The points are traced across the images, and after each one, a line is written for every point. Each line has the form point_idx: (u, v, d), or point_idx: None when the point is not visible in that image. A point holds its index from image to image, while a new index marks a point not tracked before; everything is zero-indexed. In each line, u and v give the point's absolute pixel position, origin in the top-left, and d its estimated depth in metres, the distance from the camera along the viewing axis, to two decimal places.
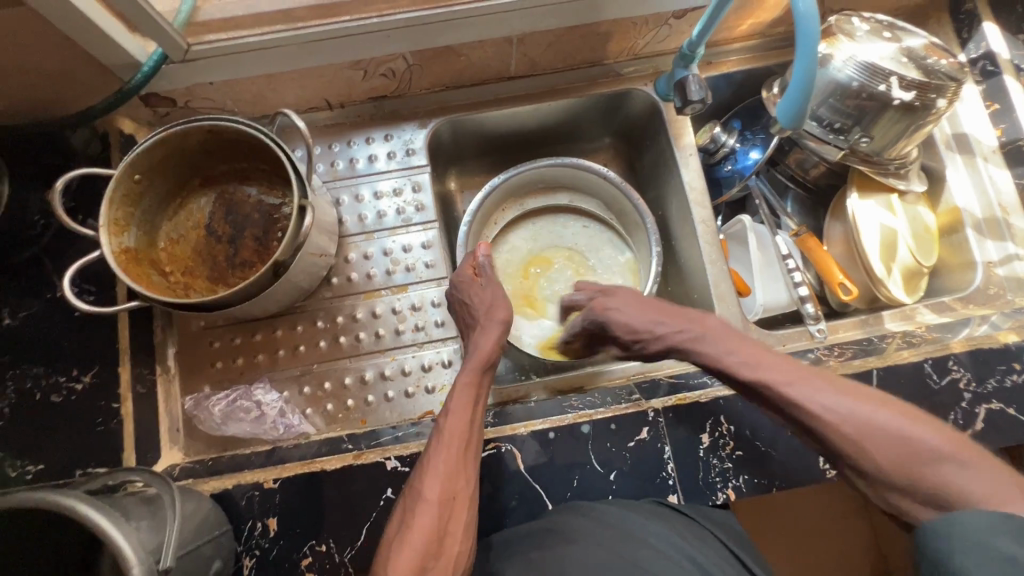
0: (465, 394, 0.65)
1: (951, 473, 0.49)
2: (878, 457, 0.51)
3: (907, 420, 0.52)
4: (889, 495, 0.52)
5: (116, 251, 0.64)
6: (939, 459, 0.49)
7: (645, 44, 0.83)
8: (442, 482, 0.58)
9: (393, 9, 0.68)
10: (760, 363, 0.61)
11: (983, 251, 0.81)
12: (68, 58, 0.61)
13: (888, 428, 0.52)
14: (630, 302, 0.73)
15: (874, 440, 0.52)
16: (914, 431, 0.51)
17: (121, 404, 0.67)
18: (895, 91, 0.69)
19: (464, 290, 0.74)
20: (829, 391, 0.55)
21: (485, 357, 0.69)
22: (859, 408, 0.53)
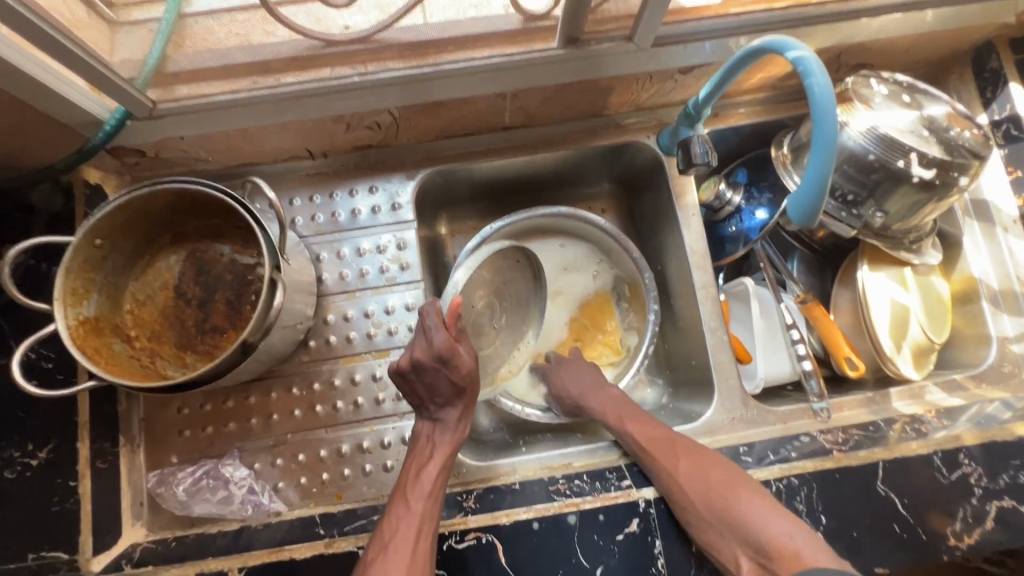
0: (436, 474, 0.63)
1: (746, 508, 0.58)
2: (689, 495, 0.61)
3: (744, 492, 0.60)
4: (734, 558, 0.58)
5: (73, 324, 0.59)
6: (767, 521, 0.57)
7: (648, 97, 0.78)
8: (406, 573, 0.55)
9: (377, 65, 0.65)
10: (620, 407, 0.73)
11: (998, 325, 0.78)
12: (24, 120, 0.57)
13: (734, 498, 0.60)
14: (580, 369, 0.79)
15: (716, 506, 0.60)
16: (735, 497, 0.60)
17: (79, 482, 0.63)
18: (914, 167, 0.64)
19: (437, 364, 0.63)
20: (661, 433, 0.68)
21: (461, 437, 0.67)
22: (704, 474, 0.62)
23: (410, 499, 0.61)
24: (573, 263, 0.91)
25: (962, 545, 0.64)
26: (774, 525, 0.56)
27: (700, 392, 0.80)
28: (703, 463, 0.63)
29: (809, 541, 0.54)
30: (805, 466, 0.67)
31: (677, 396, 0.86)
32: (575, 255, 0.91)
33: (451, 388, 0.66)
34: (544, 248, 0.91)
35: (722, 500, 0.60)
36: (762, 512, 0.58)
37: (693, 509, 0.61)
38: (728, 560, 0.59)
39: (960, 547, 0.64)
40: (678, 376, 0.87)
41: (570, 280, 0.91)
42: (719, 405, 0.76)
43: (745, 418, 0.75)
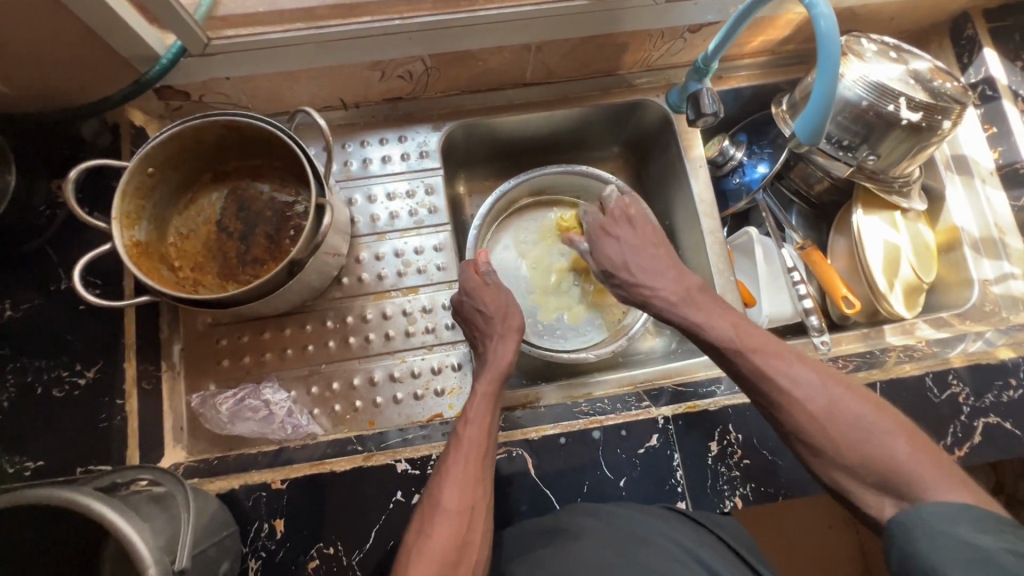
0: (481, 404, 0.66)
1: (906, 458, 0.54)
2: (835, 439, 0.57)
3: (868, 410, 0.57)
4: (837, 474, 0.57)
5: (127, 245, 0.63)
6: (890, 439, 0.55)
7: (659, 57, 0.84)
8: (462, 492, 0.59)
9: (414, 12, 0.69)
10: (740, 331, 0.65)
11: (979, 269, 0.84)
12: (85, 50, 0.61)
13: (852, 410, 0.57)
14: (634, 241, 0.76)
15: (836, 416, 0.57)
16: (887, 445, 0.55)
17: (126, 401, 0.67)
18: (903, 111, 0.71)
19: (476, 298, 0.74)
20: (806, 371, 0.60)
21: (505, 367, 0.70)
22: (824, 387, 0.59)
23: (460, 429, 0.65)
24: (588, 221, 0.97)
25: (953, 457, 0.70)
26: (893, 441, 0.55)
27: None
28: (861, 409, 0.57)
29: (930, 459, 0.53)
30: None
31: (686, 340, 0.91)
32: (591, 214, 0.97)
33: (491, 321, 0.73)
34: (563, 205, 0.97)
35: (836, 417, 0.57)
36: (882, 428, 0.56)
37: (799, 424, 0.59)
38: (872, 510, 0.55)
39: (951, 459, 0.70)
40: None
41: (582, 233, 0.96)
42: None
43: None
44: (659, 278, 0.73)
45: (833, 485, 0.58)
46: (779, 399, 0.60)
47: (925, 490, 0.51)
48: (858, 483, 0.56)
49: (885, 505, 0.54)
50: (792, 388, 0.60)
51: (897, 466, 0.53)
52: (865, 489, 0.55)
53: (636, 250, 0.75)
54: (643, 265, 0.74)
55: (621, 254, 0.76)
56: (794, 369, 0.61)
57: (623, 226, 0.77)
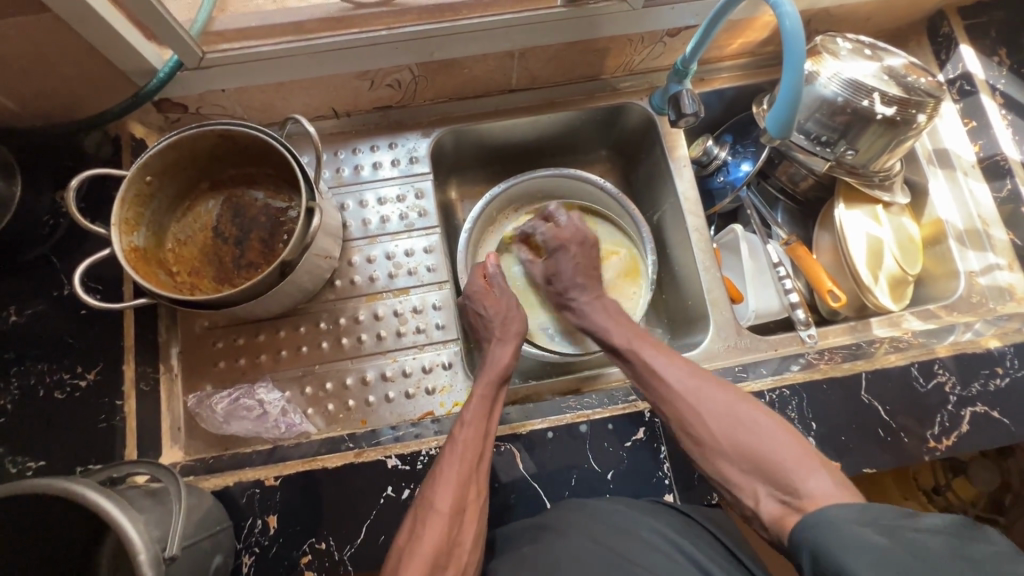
0: (479, 407, 0.67)
1: (768, 442, 0.61)
2: (709, 425, 0.64)
3: (736, 401, 0.65)
4: (717, 465, 0.63)
5: (127, 250, 0.66)
6: (756, 428, 0.62)
7: (640, 61, 0.86)
8: (456, 493, 0.60)
9: (398, 23, 0.72)
10: (637, 337, 0.75)
11: (965, 261, 0.84)
12: (87, 64, 0.64)
13: (722, 402, 0.65)
14: (580, 258, 0.84)
15: (711, 412, 0.65)
16: (758, 432, 0.62)
17: (124, 401, 0.68)
18: (877, 106, 0.72)
19: (478, 301, 0.79)
20: (682, 367, 0.69)
21: (502, 371, 0.72)
22: (696, 382, 0.67)
23: (455, 430, 0.65)
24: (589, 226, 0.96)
25: (940, 446, 0.70)
26: (761, 427, 0.62)
27: (697, 327, 0.86)
28: (734, 400, 0.65)
29: (795, 448, 0.60)
30: (795, 379, 0.73)
31: (677, 336, 0.92)
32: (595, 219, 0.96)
33: (490, 327, 0.78)
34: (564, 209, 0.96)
35: (708, 408, 0.65)
36: (751, 419, 0.63)
37: (680, 418, 0.66)
38: (746, 492, 0.61)
39: (939, 449, 0.70)
40: (675, 320, 0.93)
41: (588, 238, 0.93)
42: (715, 334, 0.81)
43: (739, 346, 0.80)
44: (586, 293, 0.83)
45: (713, 475, 0.64)
46: (663, 396, 0.68)
47: (791, 473, 0.58)
48: (735, 470, 0.62)
49: (757, 489, 0.60)
50: (673, 383, 0.68)
51: (763, 452, 0.61)
52: (738, 476, 0.62)
53: (578, 270, 0.84)
54: (581, 283, 0.83)
55: (568, 270, 0.84)
56: (674, 366, 0.69)
57: (577, 247, 0.85)
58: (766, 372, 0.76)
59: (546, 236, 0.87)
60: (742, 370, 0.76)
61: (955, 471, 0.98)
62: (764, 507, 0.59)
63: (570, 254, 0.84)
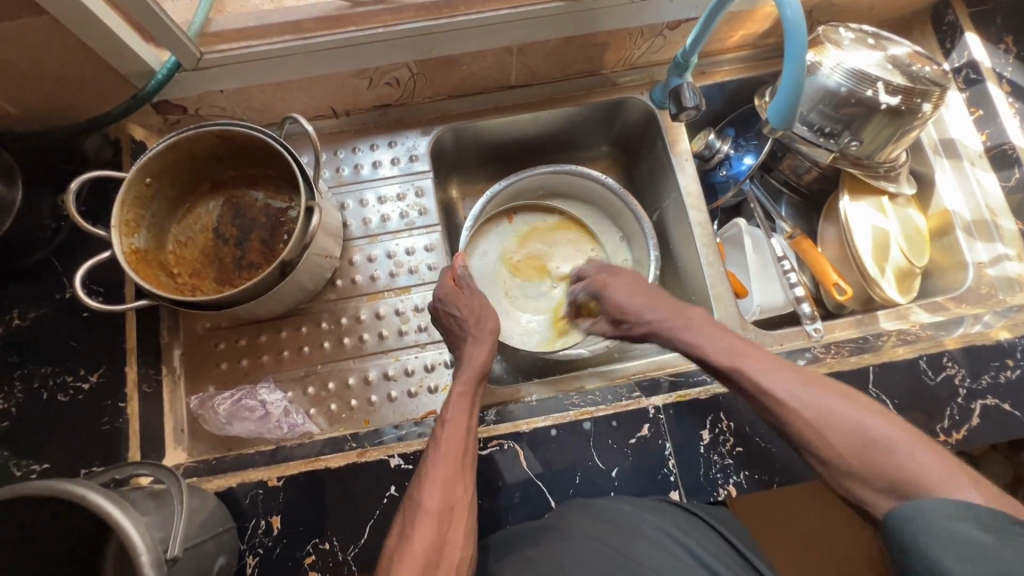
0: (459, 405, 0.66)
1: (906, 457, 0.54)
2: (836, 445, 0.57)
3: (864, 414, 0.58)
4: (848, 484, 0.57)
5: (127, 252, 0.66)
6: (896, 447, 0.55)
7: (640, 55, 0.86)
8: (440, 492, 0.59)
9: (396, 20, 0.72)
10: (735, 349, 0.66)
11: (973, 252, 0.83)
12: (85, 67, 0.64)
13: (850, 418, 0.58)
14: (630, 284, 0.75)
15: (834, 430, 0.58)
16: (896, 446, 0.55)
17: (128, 404, 0.68)
18: (882, 96, 0.71)
19: (451, 301, 0.74)
20: (796, 381, 0.61)
21: (480, 369, 0.69)
22: (819, 398, 0.60)
23: (439, 430, 0.64)
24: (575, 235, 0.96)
25: (950, 440, 0.69)
26: (895, 440, 0.56)
27: None
28: (864, 411, 0.58)
29: (940, 464, 0.53)
30: None
31: None
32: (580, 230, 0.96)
33: (465, 327, 0.72)
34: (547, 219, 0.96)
35: (837, 427, 0.58)
36: (882, 431, 0.56)
37: (807, 438, 0.59)
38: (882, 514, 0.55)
39: (949, 443, 0.69)
40: None
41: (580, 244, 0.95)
42: None
43: (744, 341, 0.80)
44: (663, 316, 0.71)
45: (846, 494, 0.58)
46: (780, 415, 0.61)
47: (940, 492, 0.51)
48: (869, 490, 0.56)
49: (897, 509, 0.54)
50: (793, 402, 0.60)
51: (899, 470, 0.54)
52: (875, 497, 0.55)
53: (634, 296, 0.74)
54: (637, 311, 0.73)
55: (627, 301, 0.74)
56: (786, 378, 0.61)
57: (617, 278, 0.77)
58: None
59: (587, 289, 0.79)
60: None
61: None
62: None
63: (623, 285, 0.75)
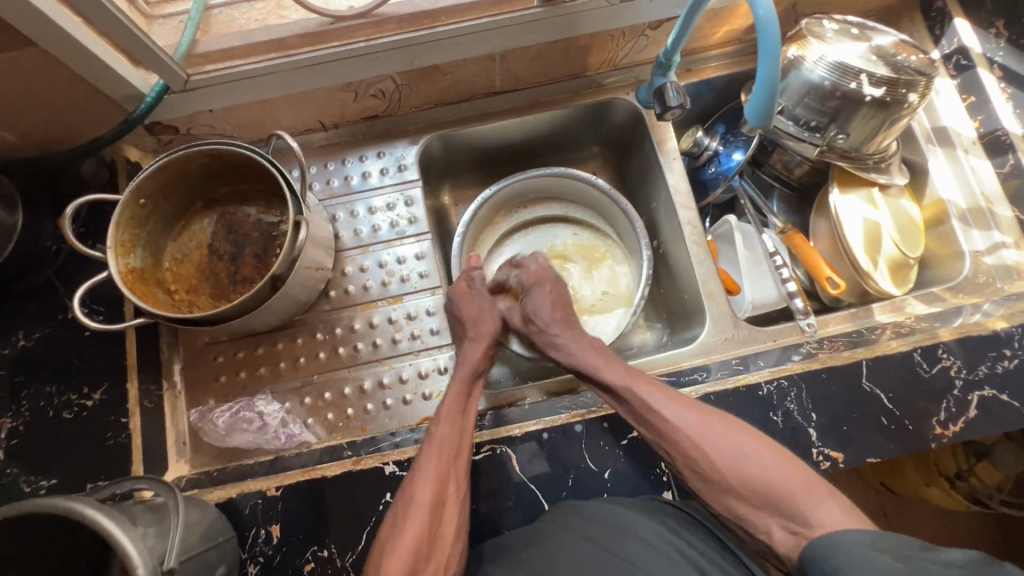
0: (453, 403, 0.70)
1: (771, 469, 0.59)
2: (716, 461, 0.61)
3: (738, 433, 0.62)
4: (723, 497, 0.62)
5: (124, 272, 0.67)
6: (760, 463, 0.60)
7: (624, 55, 0.86)
8: (436, 487, 0.62)
9: (379, 33, 0.73)
10: (629, 372, 0.69)
11: (970, 241, 0.82)
12: (80, 96, 0.67)
13: (722, 440, 0.62)
14: (552, 294, 0.81)
15: (714, 446, 0.62)
16: (767, 467, 0.60)
17: (130, 419, 0.70)
18: (865, 88, 0.71)
19: (458, 300, 0.79)
20: (676, 404, 0.65)
21: (473, 370, 0.73)
22: (698, 417, 0.64)
23: (433, 427, 0.67)
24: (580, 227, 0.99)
25: (948, 433, 0.68)
26: (762, 460, 0.60)
27: (694, 320, 0.85)
28: (739, 430, 0.63)
29: (800, 475, 0.59)
30: (794, 369, 0.72)
31: (675, 331, 0.91)
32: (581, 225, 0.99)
33: (479, 326, 0.77)
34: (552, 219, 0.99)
35: (712, 446, 0.62)
36: (753, 450, 0.61)
37: (688, 456, 0.63)
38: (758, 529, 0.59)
39: (946, 436, 0.68)
40: (674, 315, 0.92)
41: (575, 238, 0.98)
42: (711, 327, 0.80)
43: (737, 338, 0.79)
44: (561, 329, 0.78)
45: (724, 513, 0.62)
46: (664, 433, 0.64)
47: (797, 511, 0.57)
48: (742, 504, 0.61)
49: (769, 523, 0.59)
50: (674, 420, 0.64)
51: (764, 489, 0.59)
52: (747, 510, 0.60)
53: (555, 306, 0.80)
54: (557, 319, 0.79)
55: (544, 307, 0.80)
56: (670, 401, 0.65)
57: (551, 284, 0.82)
58: (765, 364, 0.74)
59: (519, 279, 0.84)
60: (740, 363, 0.75)
61: (978, 455, 0.95)
62: (776, 538, 0.58)
63: (545, 291, 0.81)
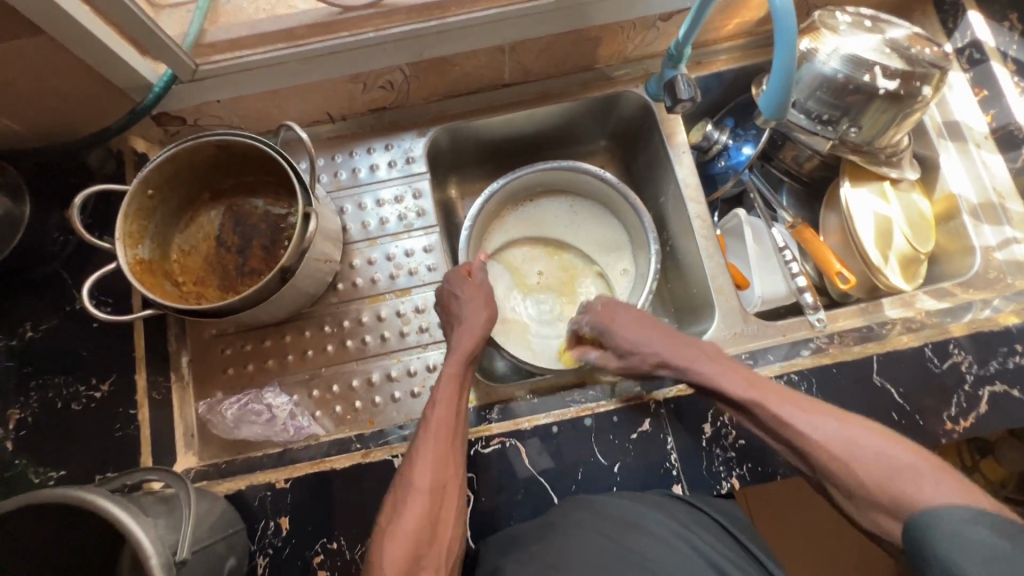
0: (448, 386, 0.68)
1: (927, 486, 0.51)
2: (863, 478, 0.54)
3: (892, 446, 0.54)
4: (874, 518, 0.54)
5: (132, 263, 0.67)
6: (918, 477, 0.52)
7: (634, 47, 0.85)
8: (434, 471, 0.61)
9: (388, 23, 0.72)
10: (752, 382, 0.63)
11: (980, 236, 0.81)
12: (88, 84, 0.66)
13: (870, 446, 0.55)
14: (631, 323, 0.72)
15: (860, 460, 0.54)
16: (923, 485, 0.51)
17: (138, 410, 0.70)
18: (880, 80, 0.70)
19: (457, 285, 0.76)
20: (819, 416, 0.58)
21: (469, 352, 0.71)
22: (845, 430, 0.56)
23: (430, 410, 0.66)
24: (581, 218, 0.99)
25: (958, 428, 0.68)
26: (923, 478, 0.52)
27: (702, 314, 0.85)
28: (888, 441, 0.55)
29: (965, 493, 0.49)
30: (804, 363, 0.72)
31: (683, 325, 0.91)
32: (582, 214, 0.99)
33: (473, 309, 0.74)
34: (554, 210, 0.99)
35: (860, 461, 0.54)
36: (907, 465, 0.53)
37: (832, 473, 0.56)
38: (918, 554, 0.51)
39: (956, 431, 0.68)
40: (682, 310, 0.92)
41: (573, 230, 0.99)
42: (720, 322, 0.80)
43: (746, 332, 0.79)
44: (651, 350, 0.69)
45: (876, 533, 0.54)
46: (804, 447, 0.58)
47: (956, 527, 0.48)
48: (893, 525, 0.52)
49: None
50: (813, 433, 0.57)
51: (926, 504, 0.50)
52: (902, 533, 0.52)
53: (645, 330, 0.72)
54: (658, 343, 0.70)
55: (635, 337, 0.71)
56: (812, 414, 0.58)
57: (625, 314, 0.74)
58: (775, 359, 0.74)
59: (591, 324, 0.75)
60: (749, 357, 0.75)
61: (982, 451, 0.96)
62: None
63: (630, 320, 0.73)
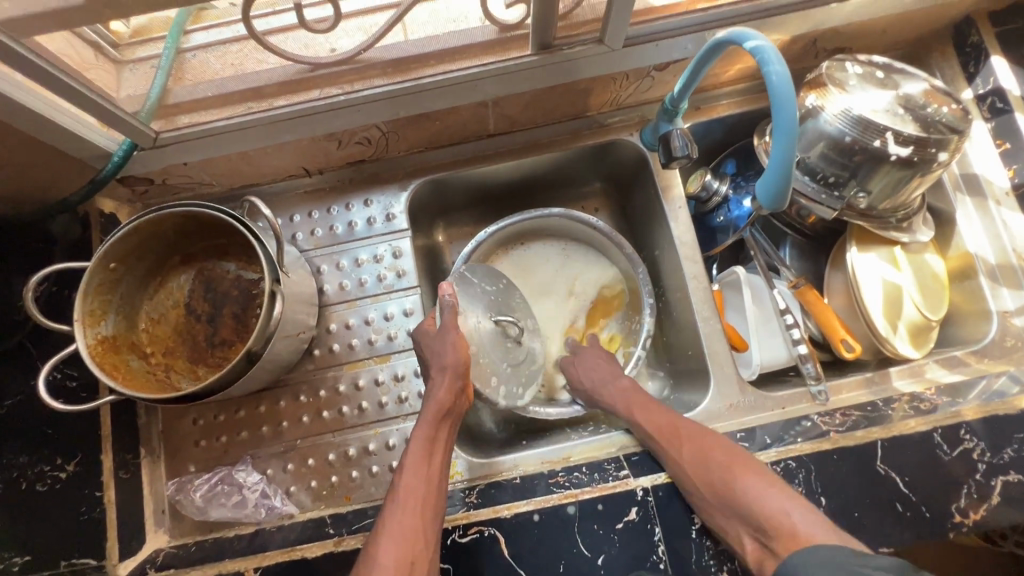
0: (418, 449, 0.65)
1: (742, 481, 0.62)
2: (689, 470, 0.64)
3: (733, 454, 0.64)
4: (706, 511, 0.63)
5: (92, 343, 0.64)
6: (740, 473, 0.62)
7: (628, 95, 0.80)
8: (398, 548, 0.57)
9: (363, 82, 0.68)
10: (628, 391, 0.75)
11: (998, 300, 0.76)
12: (42, 154, 0.62)
13: (696, 448, 0.66)
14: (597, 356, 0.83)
15: (696, 456, 0.65)
16: (744, 482, 0.61)
17: (104, 492, 0.67)
18: (891, 146, 0.65)
19: (427, 339, 0.72)
20: (665, 418, 0.70)
21: (442, 408, 0.67)
22: (696, 434, 0.67)
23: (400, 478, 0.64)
24: (572, 259, 0.94)
25: (967, 521, 0.63)
26: (749, 480, 0.61)
27: (698, 381, 0.80)
28: (708, 445, 0.65)
29: (780, 495, 0.60)
30: (802, 449, 0.67)
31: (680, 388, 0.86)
32: (573, 255, 0.94)
33: (443, 355, 0.70)
34: (544, 252, 0.94)
35: (689, 458, 0.65)
36: (737, 465, 0.63)
37: (673, 468, 0.66)
38: (735, 540, 0.61)
39: (966, 523, 0.63)
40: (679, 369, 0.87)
41: (564, 272, 0.93)
42: (715, 393, 0.76)
43: (743, 404, 0.75)
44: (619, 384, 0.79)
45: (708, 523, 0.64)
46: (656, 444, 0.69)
47: (730, 492, 0.61)
48: (718, 514, 0.62)
49: (740, 533, 0.60)
50: (661, 432, 0.69)
51: (720, 475, 0.62)
52: (727, 522, 0.62)
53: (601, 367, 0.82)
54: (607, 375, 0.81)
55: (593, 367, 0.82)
56: (667, 420, 0.70)
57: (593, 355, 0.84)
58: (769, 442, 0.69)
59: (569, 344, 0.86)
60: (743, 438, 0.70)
61: None
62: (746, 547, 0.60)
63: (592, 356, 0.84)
